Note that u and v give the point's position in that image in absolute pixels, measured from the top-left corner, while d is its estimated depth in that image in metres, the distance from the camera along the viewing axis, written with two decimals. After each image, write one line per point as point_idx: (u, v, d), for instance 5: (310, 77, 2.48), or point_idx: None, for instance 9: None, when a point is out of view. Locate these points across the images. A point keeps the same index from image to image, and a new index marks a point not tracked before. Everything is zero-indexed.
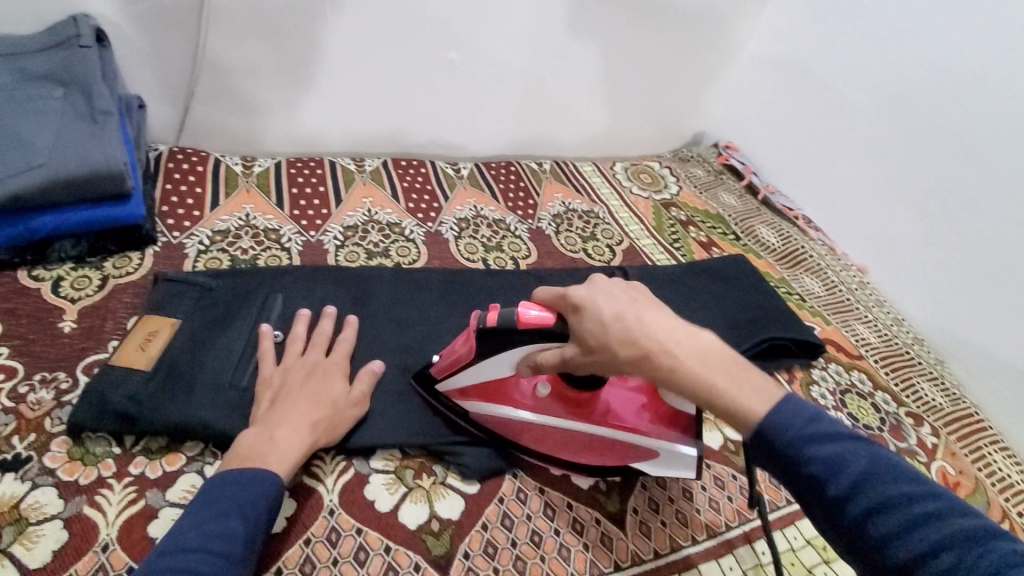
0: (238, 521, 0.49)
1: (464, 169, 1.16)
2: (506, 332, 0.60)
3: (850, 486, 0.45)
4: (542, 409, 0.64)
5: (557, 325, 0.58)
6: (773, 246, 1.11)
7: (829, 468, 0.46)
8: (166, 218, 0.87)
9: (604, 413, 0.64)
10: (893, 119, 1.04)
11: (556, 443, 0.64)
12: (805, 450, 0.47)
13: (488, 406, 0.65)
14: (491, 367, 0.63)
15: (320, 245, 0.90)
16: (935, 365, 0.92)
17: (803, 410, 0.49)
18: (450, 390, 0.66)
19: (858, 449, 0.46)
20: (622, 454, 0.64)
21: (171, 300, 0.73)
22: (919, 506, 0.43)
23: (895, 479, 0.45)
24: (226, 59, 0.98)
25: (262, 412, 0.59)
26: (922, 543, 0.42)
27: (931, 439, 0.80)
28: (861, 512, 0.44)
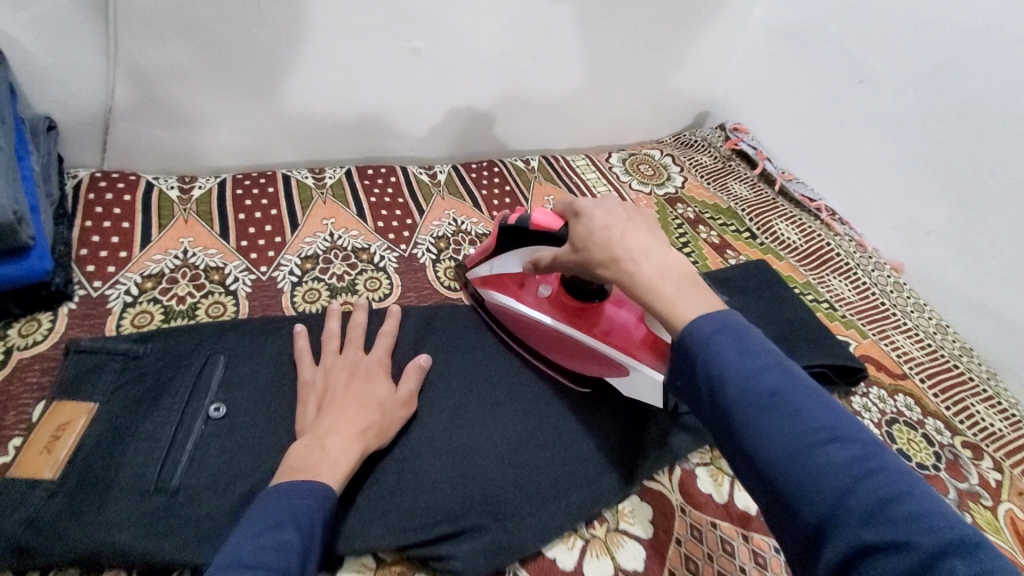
0: (292, 534, 0.44)
1: (440, 173, 1.02)
2: (519, 232, 0.66)
3: (744, 386, 0.41)
4: (538, 307, 0.70)
5: (561, 229, 0.60)
6: (794, 245, 0.98)
7: (731, 367, 0.41)
8: (85, 264, 0.73)
9: (594, 324, 0.67)
10: (930, 93, 0.90)
11: (541, 338, 0.70)
12: (709, 347, 0.43)
13: (497, 295, 0.73)
14: (507, 263, 0.71)
15: (273, 284, 0.77)
16: (988, 382, 0.81)
17: (732, 318, 0.44)
18: (477, 279, 0.76)
19: (768, 355, 0.42)
20: (597, 363, 0.66)
21: (83, 378, 0.59)
22: (810, 413, 0.39)
23: (792, 384, 0.40)
24: (146, 65, 0.82)
25: (309, 420, 0.56)
26: (800, 447, 0.37)
27: (994, 476, 0.69)
28: (748, 412, 0.40)
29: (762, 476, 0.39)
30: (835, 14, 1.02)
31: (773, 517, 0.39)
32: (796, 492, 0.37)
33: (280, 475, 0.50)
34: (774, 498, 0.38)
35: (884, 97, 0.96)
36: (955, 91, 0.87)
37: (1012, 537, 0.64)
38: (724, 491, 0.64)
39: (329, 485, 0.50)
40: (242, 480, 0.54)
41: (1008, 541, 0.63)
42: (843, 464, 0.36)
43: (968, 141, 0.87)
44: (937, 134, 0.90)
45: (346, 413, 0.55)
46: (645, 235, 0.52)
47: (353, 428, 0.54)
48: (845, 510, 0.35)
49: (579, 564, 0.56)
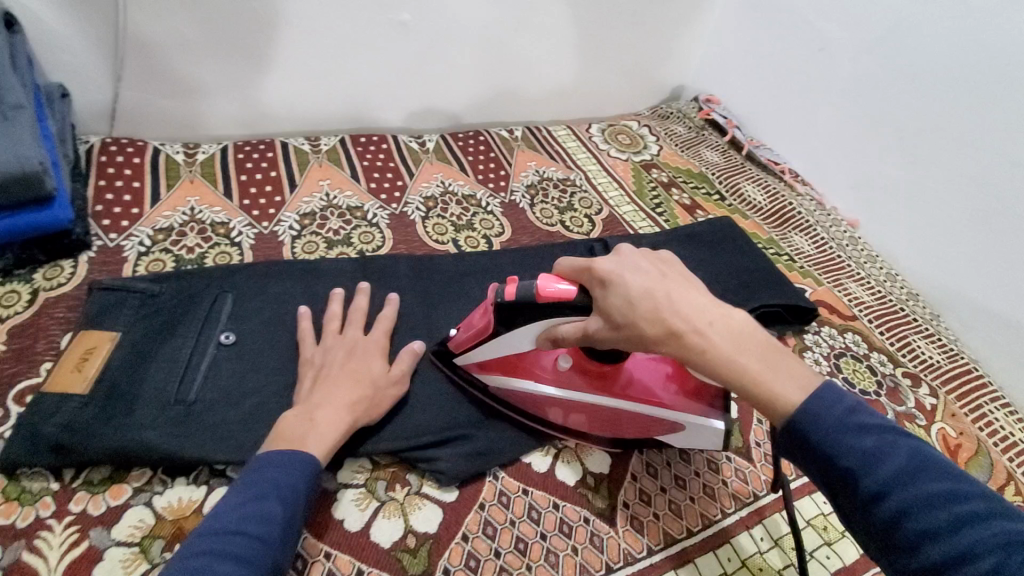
0: (276, 504, 0.48)
1: (429, 141, 1.08)
2: (525, 306, 0.58)
3: (888, 481, 0.41)
4: (563, 382, 0.63)
5: (578, 297, 0.55)
6: (759, 205, 1.05)
7: (867, 460, 0.42)
8: (101, 219, 0.79)
9: (627, 385, 0.62)
10: (882, 59, 0.97)
11: (579, 412, 0.63)
12: (835, 442, 0.43)
13: (509, 381, 0.63)
14: (510, 342, 0.61)
15: (274, 237, 0.83)
16: (931, 322, 0.88)
17: (841, 399, 0.45)
18: (469, 363, 0.65)
19: (901, 444, 0.42)
20: (649, 428, 0.62)
21: (105, 311, 0.66)
22: (965, 508, 0.39)
23: (932, 473, 0.41)
24: (151, 37, 0.88)
25: (303, 392, 0.58)
26: (963, 546, 0.38)
27: (930, 400, 0.77)
28: (897, 510, 0.40)
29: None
30: None
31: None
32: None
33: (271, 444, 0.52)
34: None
35: (842, 65, 1.03)
36: (908, 61, 0.94)
37: (941, 450, 0.72)
38: None
39: (331, 397, 0.56)
40: (252, 397, 0.61)
41: None
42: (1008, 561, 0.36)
43: (915, 103, 0.94)
44: (892, 99, 0.97)
45: (339, 385, 0.58)
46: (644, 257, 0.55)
47: (344, 400, 0.57)
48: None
49: (553, 468, 0.63)
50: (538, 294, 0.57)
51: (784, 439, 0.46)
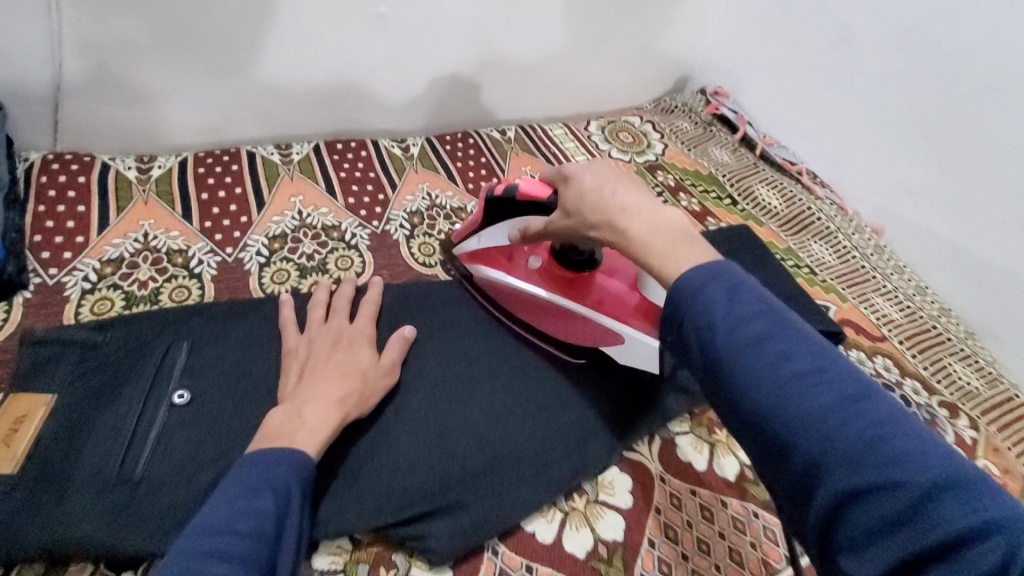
0: (269, 500, 0.43)
1: (414, 147, 0.98)
2: (509, 203, 0.65)
3: (729, 338, 0.37)
4: (529, 279, 0.69)
5: (549, 197, 0.60)
6: (775, 210, 0.97)
7: (724, 317, 0.38)
8: (40, 251, 0.70)
9: (585, 292, 0.67)
10: (907, 48, 0.88)
11: (535, 311, 0.68)
12: (697, 298, 0.39)
13: (487, 270, 0.71)
14: (494, 235, 0.69)
15: (239, 266, 0.74)
16: (966, 342, 0.81)
17: (721, 266, 0.41)
18: (464, 255, 0.74)
19: (756, 305, 0.39)
20: (589, 333, 0.66)
21: (40, 368, 0.57)
22: (800, 361, 0.36)
23: (787, 333, 0.37)
24: (93, 39, 0.78)
25: (290, 388, 0.55)
26: (792, 395, 0.35)
27: (970, 434, 0.70)
28: (736, 365, 0.37)
29: (753, 427, 0.36)
30: None
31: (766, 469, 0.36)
32: (788, 442, 0.34)
33: (258, 442, 0.48)
34: (764, 450, 0.36)
35: (863, 53, 0.94)
36: (937, 47, 0.85)
37: None
38: (703, 460, 0.63)
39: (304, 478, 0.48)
40: (209, 468, 0.52)
41: None
42: (829, 407, 0.34)
43: (944, 97, 0.85)
44: (918, 92, 0.88)
45: (325, 381, 0.54)
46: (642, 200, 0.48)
47: (334, 394, 0.53)
48: (836, 453, 0.32)
49: (559, 538, 0.55)
50: (521, 194, 0.63)
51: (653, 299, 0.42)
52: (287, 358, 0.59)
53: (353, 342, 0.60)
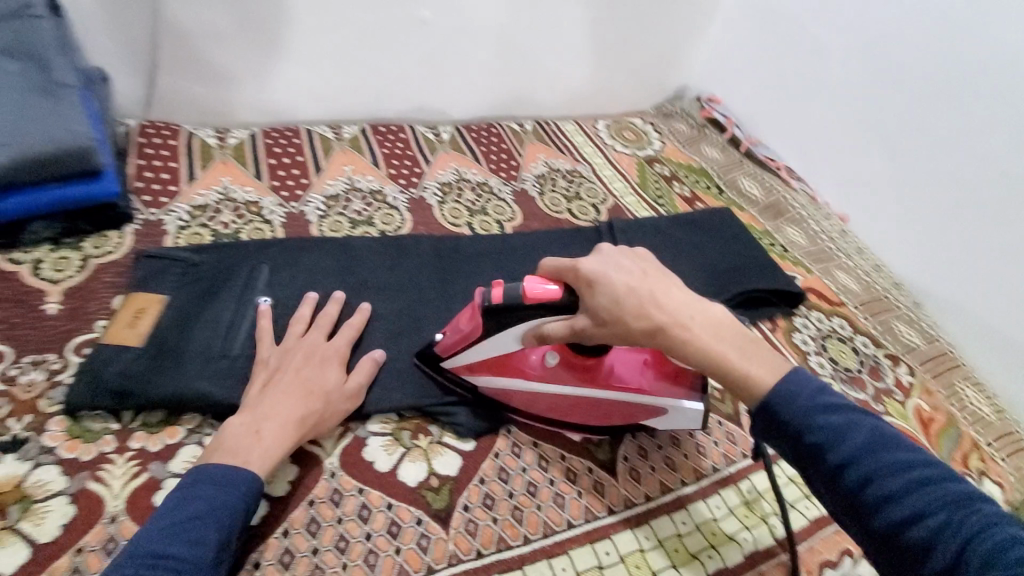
0: (213, 527, 0.49)
1: (445, 133, 1.14)
2: (512, 309, 0.59)
3: (852, 453, 0.46)
4: (552, 378, 0.64)
5: (565, 297, 0.57)
6: (756, 198, 1.12)
7: (834, 434, 0.47)
8: (142, 194, 0.85)
9: (611, 375, 0.64)
10: (870, 64, 1.05)
11: (568, 407, 0.65)
12: (807, 418, 0.48)
13: (499, 380, 0.65)
14: (498, 343, 0.63)
15: (303, 216, 0.89)
16: (912, 309, 0.98)
17: (812, 383, 0.50)
18: (458, 367, 0.66)
19: (863, 422, 0.47)
20: (627, 415, 0.65)
21: (153, 276, 0.72)
22: (920, 473, 0.44)
23: (892, 447, 0.46)
24: (190, 27, 0.95)
25: (253, 397, 0.59)
26: (918, 503, 0.43)
27: (907, 378, 0.85)
28: (864, 477, 0.45)
29: (886, 536, 0.44)
30: None
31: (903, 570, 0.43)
32: (921, 546, 0.42)
33: (228, 440, 0.54)
34: (896, 550, 0.43)
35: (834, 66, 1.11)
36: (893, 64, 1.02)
37: (916, 423, 0.80)
38: None
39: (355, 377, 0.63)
40: None
41: (912, 425, 0.79)
42: (951, 513, 0.42)
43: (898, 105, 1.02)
44: (879, 102, 1.05)
45: (287, 396, 0.58)
46: (668, 288, 0.55)
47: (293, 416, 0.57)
48: (970, 553, 0.40)
49: (561, 425, 0.68)
50: (525, 295, 0.59)
51: (759, 418, 0.51)
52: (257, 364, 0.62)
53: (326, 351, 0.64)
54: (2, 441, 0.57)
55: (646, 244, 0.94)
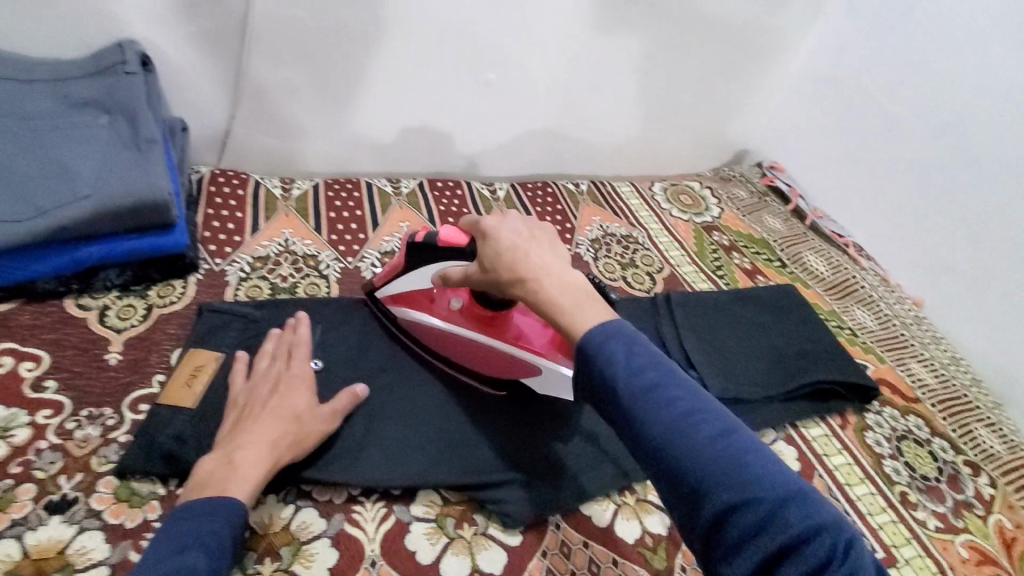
0: (199, 553, 0.47)
1: (500, 190, 1.14)
2: (425, 249, 0.69)
3: (629, 377, 0.45)
4: (451, 319, 0.73)
5: (467, 243, 0.64)
6: (822, 275, 1.07)
7: (622, 366, 0.46)
8: (207, 244, 0.88)
9: (503, 330, 0.71)
10: (951, 145, 1.00)
11: (457, 348, 0.73)
12: (603, 350, 0.47)
13: (409, 312, 0.75)
14: (414, 280, 0.73)
15: (358, 273, 0.90)
16: (992, 411, 0.90)
17: (618, 322, 0.49)
18: (385, 296, 0.77)
19: (647, 350, 0.47)
20: (506, 367, 0.71)
21: (212, 332, 0.73)
22: (684, 400, 0.44)
23: (674, 382, 0.45)
24: (269, 83, 0.98)
25: (225, 436, 0.59)
26: (676, 425, 0.43)
27: (988, 490, 0.78)
28: (637, 400, 0.44)
29: (654, 462, 0.43)
30: (865, 67, 1.13)
31: (660, 489, 0.43)
32: (679, 473, 0.41)
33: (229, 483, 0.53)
34: (655, 470, 0.43)
35: (910, 144, 1.06)
36: (979, 146, 0.96)
37: (997, 542, 0.73)
38: None
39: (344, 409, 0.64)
40: None
41: (993, 545, 0.72)
42: (707, 439, 0.42)
43: (983, 189, 0.96)
44: (959, 184, 0.99)
45: (261, 424, 0.58)
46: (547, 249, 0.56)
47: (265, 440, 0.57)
48: (716, 477, 0.40)
49: (612, 523, 0.64)
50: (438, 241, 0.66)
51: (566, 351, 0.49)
52: (228, 404, 0.63)
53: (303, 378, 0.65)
54: (52, 500, 0.56)
55: (704, 321, 0.90)
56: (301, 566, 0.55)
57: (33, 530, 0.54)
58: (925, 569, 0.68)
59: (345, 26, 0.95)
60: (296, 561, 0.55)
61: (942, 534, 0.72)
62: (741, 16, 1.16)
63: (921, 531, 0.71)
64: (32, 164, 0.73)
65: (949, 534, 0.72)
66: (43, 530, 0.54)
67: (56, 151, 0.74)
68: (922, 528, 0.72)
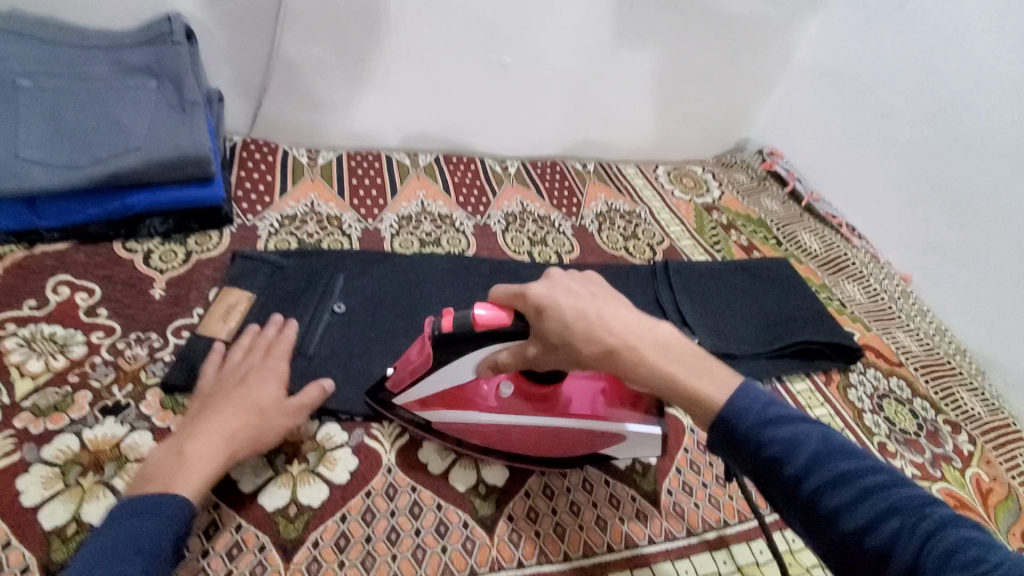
0: (135, 560, 0.47)
1: (512, 167, 1.21)
2: (459, 339, 0.58)
3: (807, 465, 0.46)
4: (508, 409, 0.63)
5: (513, 324, 0.56)
6: (815, 253, 1.12)
7: (787, 448, 0.46)
8: (240, 202, 0.95)
9: (568, 404, 0.64)
10: (941, 132, 1.05)
11: (525, 440, 0.64)
12: (760, 432, 0.48)
13: (453, 415, 0.63)
14: (450, 375, 0.61)
15: (377, 233, 0.97)
16: (975, 376, 0.95)
17: (760, 394, 0.50)
18: (409, 402, 0.64)
19: (812, 429, 0.47)
20: (586, 443, 0.64)
21: (246, 275, 0.80)
22: (868, 482, 0.44)
23: (844, 457, 0.46)
24: (300, 59, 1.06)
25: (188, 420, 0.59)
26: (864, 510, 0.43)
27: (967, 446, 0.83)
28: (818, 487, 0.45)
29: (850, 547, 0.43)
30: (862, 58, 1.19)
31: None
32: (878, 552, 0.42)
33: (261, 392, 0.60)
34: (849, 555, 0.43)
35: (903, 131, 1.11)
36: (968, 131, 1.02)
37: (974, 492, 0.78)
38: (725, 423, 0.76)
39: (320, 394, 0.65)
40: (357, 360, 0.73)
41: (969, 494, 0.77)
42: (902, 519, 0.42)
43: (972, 173, 1.01)
44: (949, 168, 1.04)
45: (220, 417, 0.58)
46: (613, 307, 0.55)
47: (220, 433, 0.57)
48: (927, 560, 0.40)
49: None
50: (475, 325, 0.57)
51: (714, 435, 0.50)
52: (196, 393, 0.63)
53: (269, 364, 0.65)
54: (107, 404, 0.64)
55: (700, 287, 0.95)
56: (325, 468, 0.62)
57: (91, 427, 0.62)
58: None
59: (371, 8, 1.02)
60: (321, 464, 0.63)
61: (919, 481, 0.77)
62: (745, 9, 1.22)
63: None
64: (88, 120, 0.80)
65: (926, 480, 0.77)
66: (99, 427, 0.62)
67: (109, 110, 0.82)
68: None
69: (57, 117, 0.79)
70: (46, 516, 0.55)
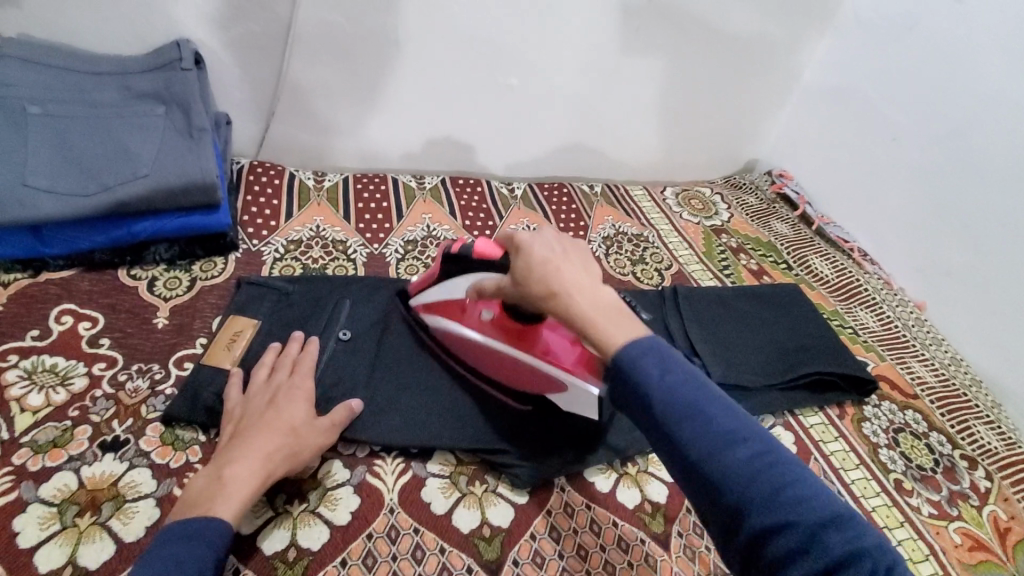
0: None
1: (518, 189, 1.20)
2: (462, 260, 0.69)
3: (668, 396, 0.44)
4: (479, 330, 0.71)
5: (500, 255, 0.65)
6: (826, 278, 1.11)
7: (654, 379, 0.45)
8: (246, 227, 0.95)
9: (530, 344, 0.69)
10: (955, 156, 1.04)
11: (485, 360, 0.71)
12: (634, 362, 0.46)
13: (441, 320, 0.74)
14: (451, 290, 0.72)
15: (383, 257, 0.96)
16: (991, 409, 0.93)
17: (645, 329, 0.48)
18: (422, 305, 0.76)
19: (682, 366, 0.46)
20: (531, 379, 0.69)
21: (251, 303, 0.79)
22: (725, 419, 0.43)
23: (709, 397, 0.44)
24: (307, 83, 1.06)
25: (222, 445, 0.59)
26: (714, 443, 0.42)
27: (984, 483, 0.81)
28: (675, 418, 0.43)
29: (691, 477, 0.42)
30: (872, 80, 1.17)
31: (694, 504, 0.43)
32: (715, 484, 0.41)
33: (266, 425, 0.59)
34: (689, 484, 0.42)
35: (916, 155, 1.10)
36: (983, 156, 1.00)
37: (992, 531, 0.75)
38: None
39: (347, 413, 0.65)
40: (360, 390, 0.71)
41: (987, 534, 0.75)
42: (748, 461, 0.41)
43: (986, 199, 0.99)
44: (963, 194, 1.03)
45: (256, 439, 0.58)
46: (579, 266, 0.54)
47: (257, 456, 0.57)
48: (756, 496, 0.40)
49: (614, 489, 0.68)
50: (475, 252, 0.68)
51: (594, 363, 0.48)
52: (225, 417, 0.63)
53: (296, 383, 0.65)
54: (106, 440, 0.63)
55: (710, 314, 0.94)
56: (326, 508, 0.61)
57: (89, 465, 0.61)
58: (918, 551, 0.71)
59: (378, 33, 1.02)
60: (323, 504, 0.61)
61: (936, 520, 0.75)
62: (754, 31, 1.21)
63: (915, 516, 0.75)
64: (97, 147, 0.80)
65: (943, 520, 0.75)
66: (97, 465, 0.61)
67: (118, 136, 0.82)
68: (916, 513, 0.75)
69: (65, 143, 0.79)
70: (41, 560, 0.53)
